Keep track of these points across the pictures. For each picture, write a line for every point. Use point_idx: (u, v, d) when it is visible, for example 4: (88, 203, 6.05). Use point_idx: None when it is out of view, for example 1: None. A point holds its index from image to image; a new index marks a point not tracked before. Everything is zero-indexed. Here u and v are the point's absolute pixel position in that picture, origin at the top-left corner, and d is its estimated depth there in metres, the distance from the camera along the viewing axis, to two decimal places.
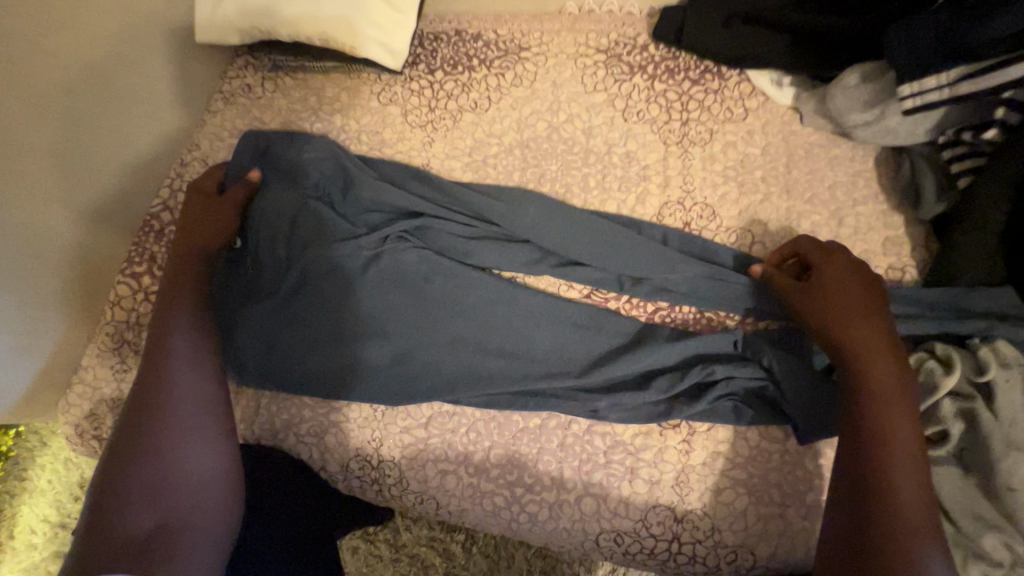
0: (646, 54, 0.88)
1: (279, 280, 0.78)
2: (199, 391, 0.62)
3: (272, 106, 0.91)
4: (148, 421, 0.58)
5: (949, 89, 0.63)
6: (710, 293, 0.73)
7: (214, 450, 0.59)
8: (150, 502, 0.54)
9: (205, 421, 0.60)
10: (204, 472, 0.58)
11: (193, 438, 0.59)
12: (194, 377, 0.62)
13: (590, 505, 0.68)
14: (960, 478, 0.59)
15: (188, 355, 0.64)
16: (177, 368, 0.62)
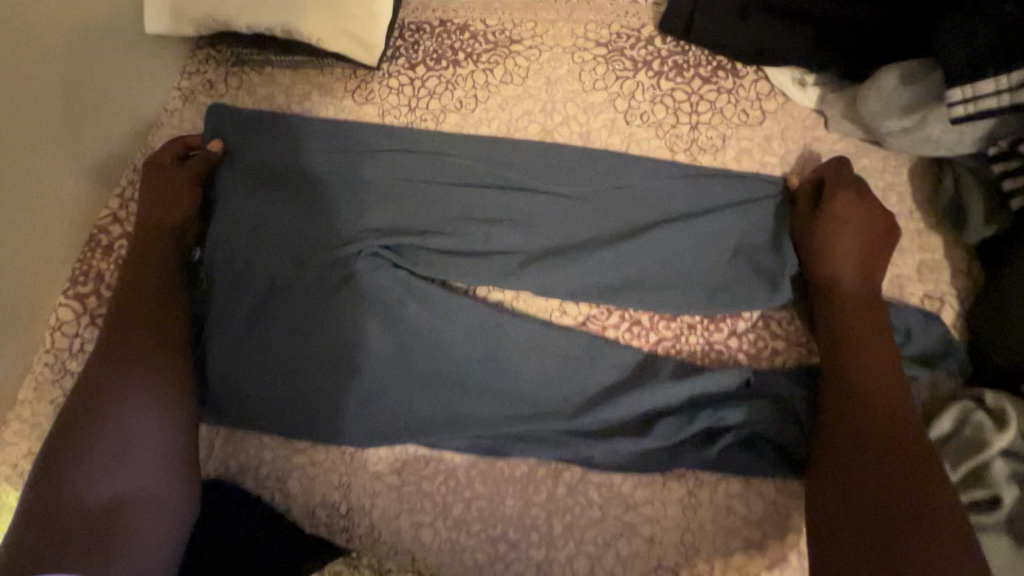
0: (652, 48, 0.78)
1: (238, 300, 0.70)
2: (148, 370, 0.64)
3: (235, 105, 0.82)
4: (100, 394, 0.61)
5: (1010, 96, 0.53)
6: (716, 312, 0.66)
7: (161, 430, 0.62)
8: (99, 476, 0.58)
9: (160, 398, 0.63)
10: (157, 451, 0.61)
11: (143, 423, 0.61)
12: (151, 359, 0.64)
13: (583, 566, 0.60)
14: (1012, 552, 0.51)
15: (152, 338, 0.66)
16: (141, 354, 0.64)
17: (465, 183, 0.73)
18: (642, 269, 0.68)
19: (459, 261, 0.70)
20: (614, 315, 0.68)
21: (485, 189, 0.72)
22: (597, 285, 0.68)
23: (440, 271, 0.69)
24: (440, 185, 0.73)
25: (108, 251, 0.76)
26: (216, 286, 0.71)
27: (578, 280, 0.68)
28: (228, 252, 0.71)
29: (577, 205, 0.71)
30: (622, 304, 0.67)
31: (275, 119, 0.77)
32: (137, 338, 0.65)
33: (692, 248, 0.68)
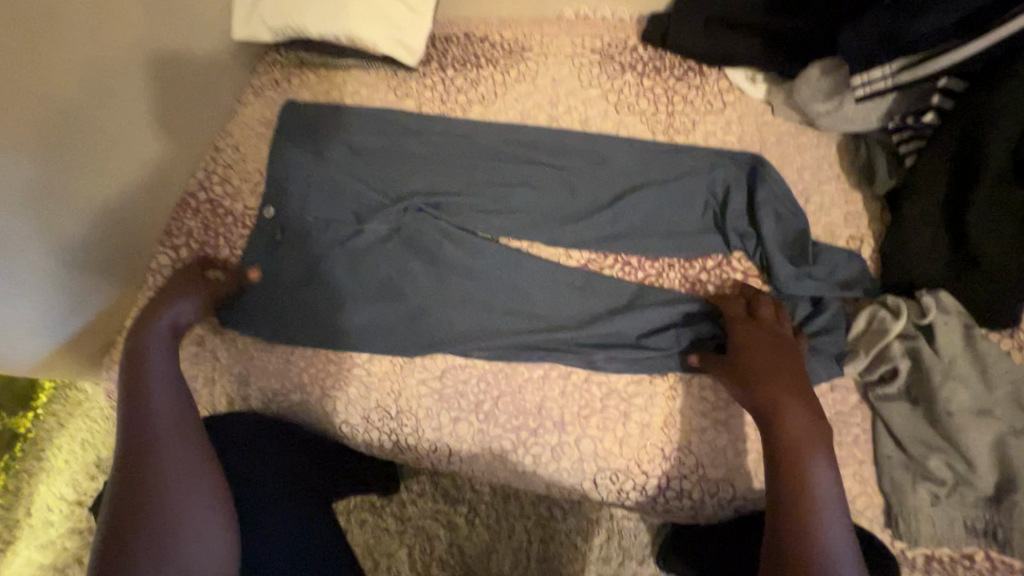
0: (636, 55, 0.99)
1: (306, 247, 0.86)
2: (180, 451, 0.62)
3: (297, 98, 1.01)
4: (139, 483, 0.58)
5: (893, 78, 0.74)
6: (689, 252, 0.84)
7: (187, 448, 0.62)
8: (154, 559, 0.54)
9: (180, 423, 0.64)
10: (186, 470, 0.60)
11: (167, 458, 0.60)
12: (161, 399, 0.66)
13: (588, 446, 0.76)
14: (909, 410, 0.68)
15: (161, 381, 0.68)
16: (155, 401, 0.65)
17: (486, 155, 0.92)
18: (631, 221, 0.86)
19: (484, 215, 0.87)
20: (609, 257, 0.85)
21: (508, 163, 0.91)
22: (597, 234, 0.86)
23: (469, 223, 0.87)
24: (472, 159, 0.91)
25: (195, 212, 0.93)
26: (289, 237, 0.88)
27: (581, 230, 0.86)
28: (299, 210, 0.89)
29: (577, 170, 0.90)
30: (614, 249, 0.85)
31: (335, 112, 0.96)
32: (148, 387, 0.66)
33: (671, 207, 0.86)
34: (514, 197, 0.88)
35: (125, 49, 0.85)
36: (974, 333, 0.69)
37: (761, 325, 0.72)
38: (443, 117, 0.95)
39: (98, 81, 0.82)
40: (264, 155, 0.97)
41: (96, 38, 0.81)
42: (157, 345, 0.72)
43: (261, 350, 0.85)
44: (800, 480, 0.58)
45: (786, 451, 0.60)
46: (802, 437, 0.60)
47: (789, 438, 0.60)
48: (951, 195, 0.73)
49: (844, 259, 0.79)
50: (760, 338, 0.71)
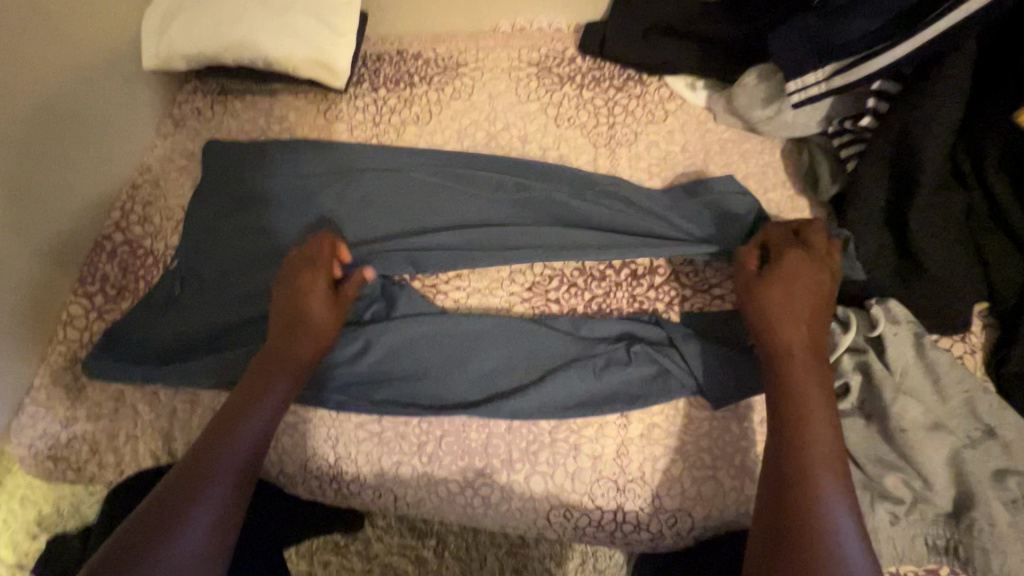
0: (575, 66, 0.95)
1: (233, 292, 0.81)
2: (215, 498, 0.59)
3: (221, 127, 0.95)
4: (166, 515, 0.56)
5: (826, 84, 0.72)
6: (639, 274, 0.80)
7: (212, 531, 0.57)
8: None
9: (225, 499, 0.59)
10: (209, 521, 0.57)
11: (210, 507, 0.58)
12: (243, 464, 0.63)
13: (538, 483, 0.72)
14: (864, 427, 0.66)
15: (244, 446, 0.63)
16: (222, 469, 0.61)
17: (423, 180, 0.87)
18: (577, 246, 0.82)
19: (424, 248, 0.82)
20: (555, 279, 0.81)
21: (446, 191, 0.86)
22: (542, 261, 0.81)
23: (407, 257, 0.81)
24: (407, 191, 0.86)
25: (111, 255, 0.87)
26: (220, 283, 0.83)
27: (526, 259, 0.81)
28: (224, 253, 0.84)
29: (518, 191, 0.86)
30: (559, 280, 0.81)
31: (261, 143, 0.91)
32: (232, 446, 0.63)
33: (620, 227, 0.82)
34: (454, 224, 0.84)
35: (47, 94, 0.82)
36: (924, 342, 0.66)
37: (800, 296, 0.65)
38: (380, 146, 0.91)
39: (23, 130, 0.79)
40: (187, 190, 0.92)
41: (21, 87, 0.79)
42: (273, 388, 0.68)
43: (186, 400, 0.78)
44: (814, 508, 0.53)
45: (799, 467, 0.56)
46: (823, 455, 0.56)
47: (807, 463, 0.56)
48: (894, 200, 0.71)
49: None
50: (793, 320, 0.64)
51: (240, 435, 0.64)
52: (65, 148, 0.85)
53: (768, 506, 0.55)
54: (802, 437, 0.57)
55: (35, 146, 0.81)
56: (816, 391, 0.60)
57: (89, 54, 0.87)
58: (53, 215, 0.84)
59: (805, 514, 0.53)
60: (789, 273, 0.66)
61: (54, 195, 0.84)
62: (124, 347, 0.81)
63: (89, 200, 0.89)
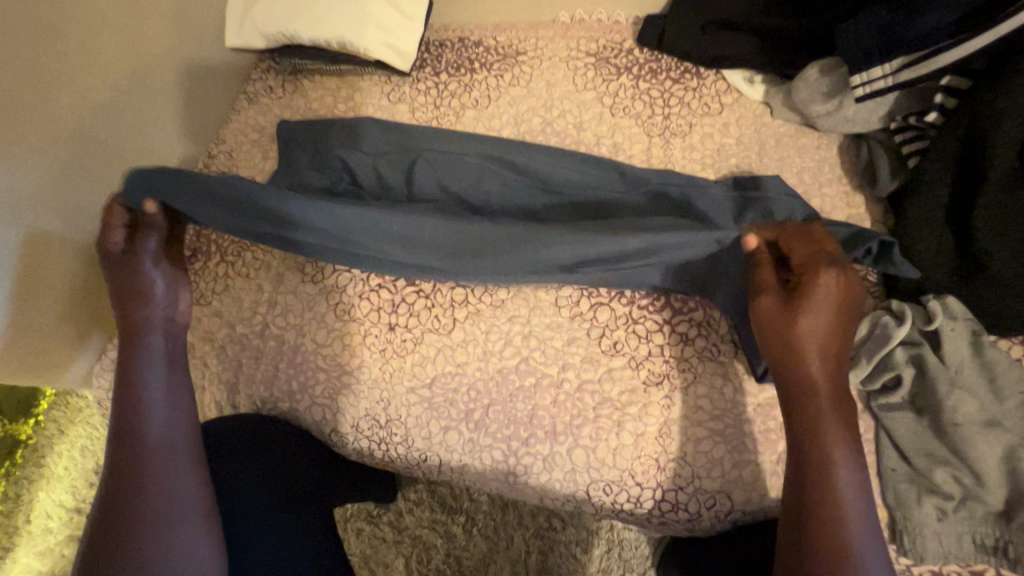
0: (632, 57, 0.97)
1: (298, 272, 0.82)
2: (177, 467, 0.58)
3: (291, 105, 1.01)
4: (119, 508, 0.54)
5: (893, 78, 0.71)
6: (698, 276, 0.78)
7: (181, 484, 0.57)
8: (145, 557, 0.53)
9: (183, 452, 0.60)
10: (180, 490, 0.57)
11: (173, 469, 0.58)
12: (177, 430, 0.61)
13: (580, 456, 0.74)
14: (914, 421, 0.66)
15: (163, 423, 0.60)
16: (155, 445, 0.58)
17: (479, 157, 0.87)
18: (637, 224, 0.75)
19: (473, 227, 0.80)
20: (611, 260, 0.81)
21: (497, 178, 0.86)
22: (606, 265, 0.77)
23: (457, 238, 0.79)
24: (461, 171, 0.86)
25: None
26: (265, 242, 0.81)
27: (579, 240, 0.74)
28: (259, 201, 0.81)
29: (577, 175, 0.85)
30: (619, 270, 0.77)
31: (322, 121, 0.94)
32: (146, 423, 0.59)
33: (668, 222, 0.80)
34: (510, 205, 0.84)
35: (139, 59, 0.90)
36: (981, 340, 0.65)
37: (826, 304, 0.58)
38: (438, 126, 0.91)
39: (122, 90, 0.88)
40: (256, 161, 0.97)
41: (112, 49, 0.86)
42: (151, 347, 0.65)
43: (251, 357, 0.84)
44: (826, 486, 0.53)
45: (823, 458, 0.54)
46: (840, 468, 0.53)
47: (828, 465, 0.54)
48: (957, 198, 0.70)
49: (871, 257, 0.73)
50: (806, 325, 0.57)
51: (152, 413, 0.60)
52: (155, 113, 0.93)
53: (800, 493, 0.54)
54: (829, 432, 0.55)
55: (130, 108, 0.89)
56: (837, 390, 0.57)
57: (169, 32, 0.94)
58: None
59: (821, 528, 0.51)
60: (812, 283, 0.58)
61: (146, 157, 0.93)
62: (196, 304, 0.88)
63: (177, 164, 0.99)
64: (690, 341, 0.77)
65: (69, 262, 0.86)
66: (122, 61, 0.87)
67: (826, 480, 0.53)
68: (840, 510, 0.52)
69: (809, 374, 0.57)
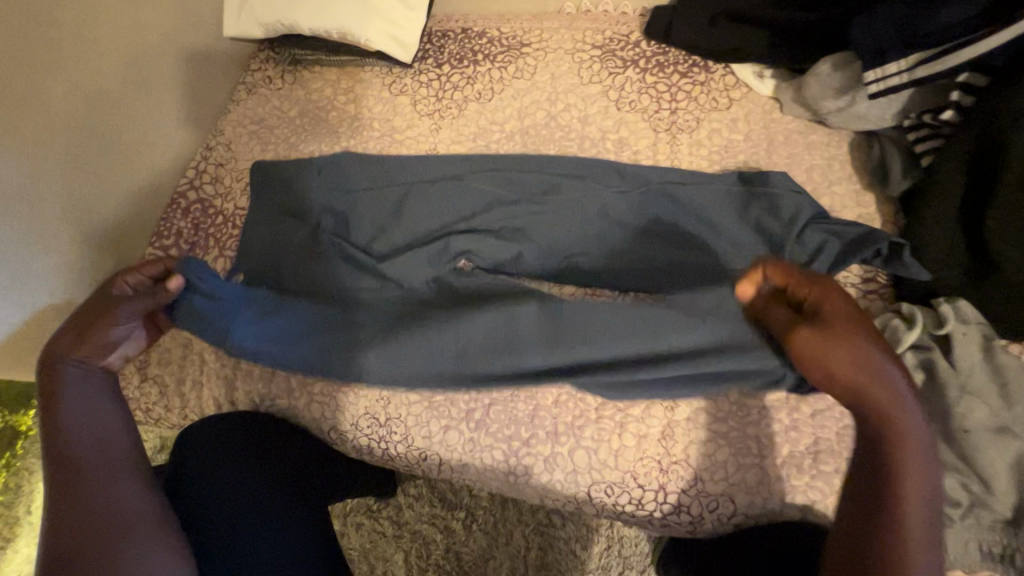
0: (638, 50, 0.95)
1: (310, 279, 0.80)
2: (114, 477, 0.55)
3: (290, 96, 1.00)
4: (58, 532, 0.52)
5: (909, 74, 0.69)
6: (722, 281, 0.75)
7: (125, 493, 0.55)
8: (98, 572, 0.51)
9: (117, 462, 0.57)
10: (125, 498, 0.55)
11: (112, 480, 0.55)
12: (118, 440, 0.58)
13: (582, 457, 0.74)
14: (922, 426, 0.65)
15: (104, 434, 0.58)
16: (87, 459, 0.55)
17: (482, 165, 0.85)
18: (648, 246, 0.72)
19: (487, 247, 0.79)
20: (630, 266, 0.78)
21: (500, 188, 0.83)
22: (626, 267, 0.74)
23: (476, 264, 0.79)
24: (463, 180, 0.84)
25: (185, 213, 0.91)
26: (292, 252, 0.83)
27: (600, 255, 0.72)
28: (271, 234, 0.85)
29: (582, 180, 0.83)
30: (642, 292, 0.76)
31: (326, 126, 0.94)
32: (76, 441, 0.56)
33: (672, 222, 0.79)
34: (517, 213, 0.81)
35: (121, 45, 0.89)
36: (993, 344, 0.64)
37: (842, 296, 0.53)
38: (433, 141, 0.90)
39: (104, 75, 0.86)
40: (254, 154, 0.95)
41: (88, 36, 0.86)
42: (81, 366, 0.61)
43: None
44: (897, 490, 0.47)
45: (889, 456, 0.48)
46: (911, 472, 0.48)
47: (897, 464, 0.48)
48: (970, 199, 0.69)
49: (880, 259, 0.72)
50: (833, 334, 0.51)
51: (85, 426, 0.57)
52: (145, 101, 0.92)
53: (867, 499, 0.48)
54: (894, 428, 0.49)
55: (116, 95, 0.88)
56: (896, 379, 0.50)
57: (163, 28, 0.94)
58: (134, 164, 0.91)
59: (881, 529, 0.47)
60: (834, 296, 0.54)
61: (139, 146, 0.91)
62: None
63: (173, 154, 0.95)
64: None
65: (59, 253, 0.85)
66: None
67: (892, 483, 0.48)
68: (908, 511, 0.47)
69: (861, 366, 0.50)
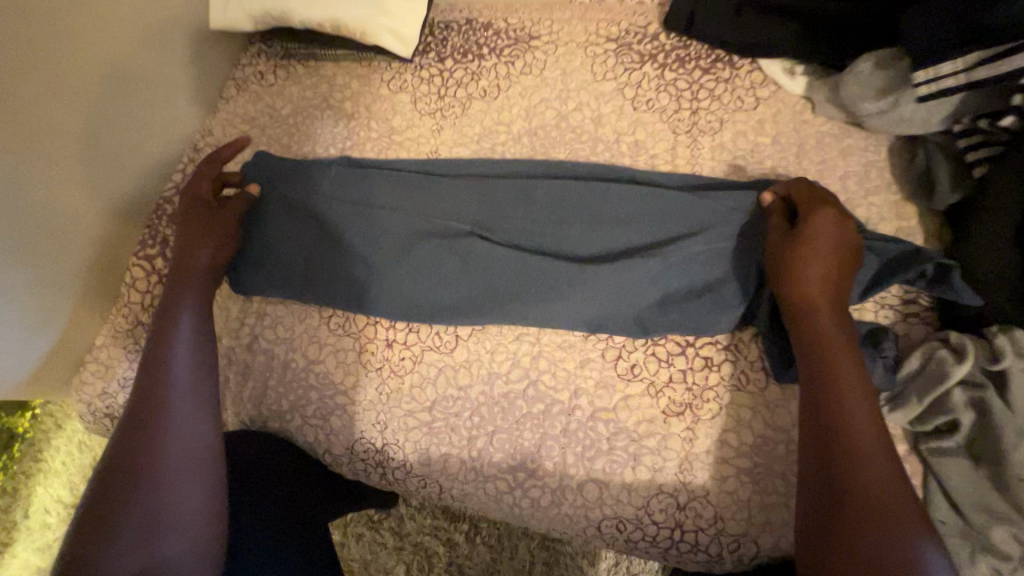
0: (657, 43, 0.87)
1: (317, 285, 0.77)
2: (188, 449, 0.61)
3: (283, 93, 0.93)
4: (118, 476, 0.58)
5: (966, 75, 0.62)
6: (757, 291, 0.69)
7: (190, 483, 0.59)
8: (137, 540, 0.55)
9: (192, 452, 0.61)
10: (188, 470, 0.60)
11: (180, 452, 0.60)
12: (192, 427, 0.63)
13: (592, 491, 0.69)
14: (970, 470, 0.58)
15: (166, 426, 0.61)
16: (172, 430, 0.61)
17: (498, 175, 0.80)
18: (687, 262, 0.71)
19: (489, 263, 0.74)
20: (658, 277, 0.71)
21: (517, 199, 0.78)
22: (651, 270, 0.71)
23: (477, 278, 0.75)
24: (476, 190, 0.79)
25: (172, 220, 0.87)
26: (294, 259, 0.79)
27: (643, 272, 0.71)
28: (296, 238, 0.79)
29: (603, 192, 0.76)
30: (654, 310, 0.71)
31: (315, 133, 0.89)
32: (173, 407, 0.62)
33: (683, 224, 0.73)
34: (537, 224, 0.76)
35: (116, 39, 0.81)
36: None
37: (823, 278, 0.62)
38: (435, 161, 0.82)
39: (98, 73, 0.79)
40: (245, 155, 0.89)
41: (85, 27, 0.77)
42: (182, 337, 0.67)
43: (238, 373, 0.78)
44: (849, 463, 0.52)
45: (835, 427, 0.54)
46: (862, 451, 0.52)
47: (851, 444, 0.53)
48: None
49: (924, 280, 0.66)
50: (811, 275, 0.62)
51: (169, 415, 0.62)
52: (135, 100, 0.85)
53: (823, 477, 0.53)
54: (838, 406, 0.55)
55: (108, 95, 0.81)
56: (849, 366, 0.57)
57: (146, 15, 0.85)
58: (124, 168, 0.85)
59: (843, 500, 0.51)
60: (814, 230, 0.63)
61: (129, 149, 0.85)
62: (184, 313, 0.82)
63: (161, 156, 0.90)
64: (716, 368, 0.70)
65: (48, 269, 0.77)
66: (102, 55, 0.80)
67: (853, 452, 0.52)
68: (870, 491, 0.50)
69: (823, 341, 0.59)
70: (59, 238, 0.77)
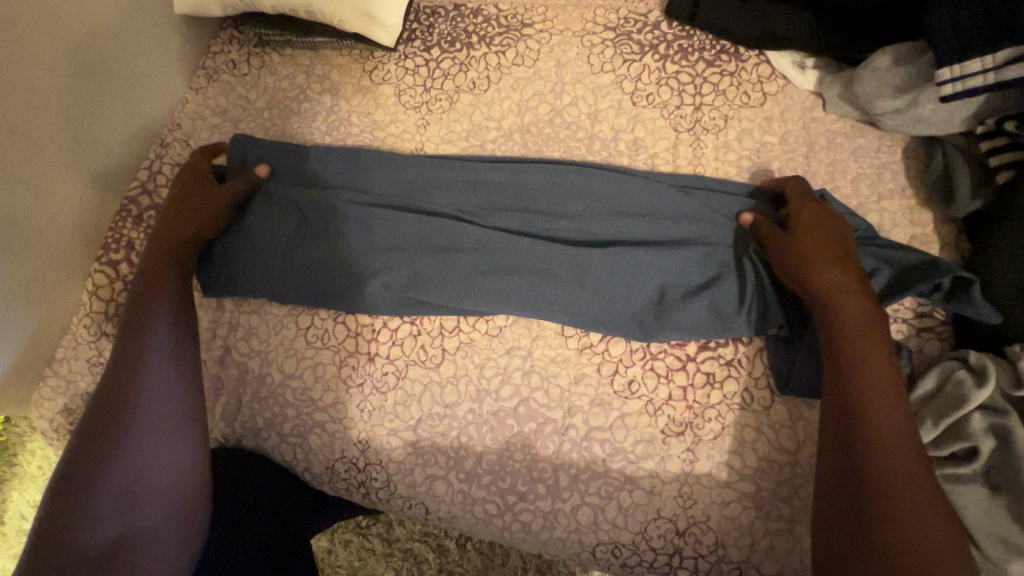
0: (659, 32, 0.81)
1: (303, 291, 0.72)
2: (167, 417, 0.60)
3: (258, 83, 0.87)
4: (96, 443, 0.56)
5: (996, 74, 0.57)
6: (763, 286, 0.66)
7: (173, 448, 0.59)
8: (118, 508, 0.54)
9: (173, 426, 0.60)
10: (169, 439, 0.59)
11: (159, 419, 0.59)
12: (176, 395, 0.62)
13: (587, 515, 0.65)
14: (988, 499, 0.55)
15: (159, 401, 0.60)
16: (148, 397, 0.60)
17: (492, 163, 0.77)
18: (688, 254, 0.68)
19: (478, 248, 0.71)
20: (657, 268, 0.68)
21: (513, 190, 0.75)
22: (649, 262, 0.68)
23: (469, 268, 0.70)
24: (472, 180, 0.76)
25: (138, 221, 0.82)
26: (274, 244, 0.74)
27: (641, 263, 0.68)
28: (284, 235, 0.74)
29: (601, 181, 0.74)
30: (649, 306, 0.68)
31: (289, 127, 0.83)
32: (150, 376, 0.61)
33: (675, 218, 0.71)
34: (535, 215, 0.73)
35: (74, 27, 0.75)
36: None
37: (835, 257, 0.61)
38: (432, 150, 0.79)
39: (55, 64, 0.73)
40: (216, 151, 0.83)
41: (38, 14, 0.71)
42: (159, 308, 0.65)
43: (210, 389, 0.73)
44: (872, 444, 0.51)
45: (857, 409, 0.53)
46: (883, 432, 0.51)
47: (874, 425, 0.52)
48: None
49: (940, 294, 0.62)
50: (823, 267, 0.60)
51: (149, 386, 0.60)
52: (99, 93, 0.79)
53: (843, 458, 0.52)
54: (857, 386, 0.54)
55: (66, 88, 0.75)
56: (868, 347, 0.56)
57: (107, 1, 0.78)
58: (86, 167, 0.79)
59: (872, 485, 0.49)
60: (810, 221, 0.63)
61: (92, 147, 0.79)
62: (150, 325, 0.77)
63: (127, 155, 0.84)
64: (718, 385, 0.65)
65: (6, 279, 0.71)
66: (57, 50, 0.73)
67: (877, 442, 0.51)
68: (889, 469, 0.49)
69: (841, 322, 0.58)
70: (14, 253, 0.71)
